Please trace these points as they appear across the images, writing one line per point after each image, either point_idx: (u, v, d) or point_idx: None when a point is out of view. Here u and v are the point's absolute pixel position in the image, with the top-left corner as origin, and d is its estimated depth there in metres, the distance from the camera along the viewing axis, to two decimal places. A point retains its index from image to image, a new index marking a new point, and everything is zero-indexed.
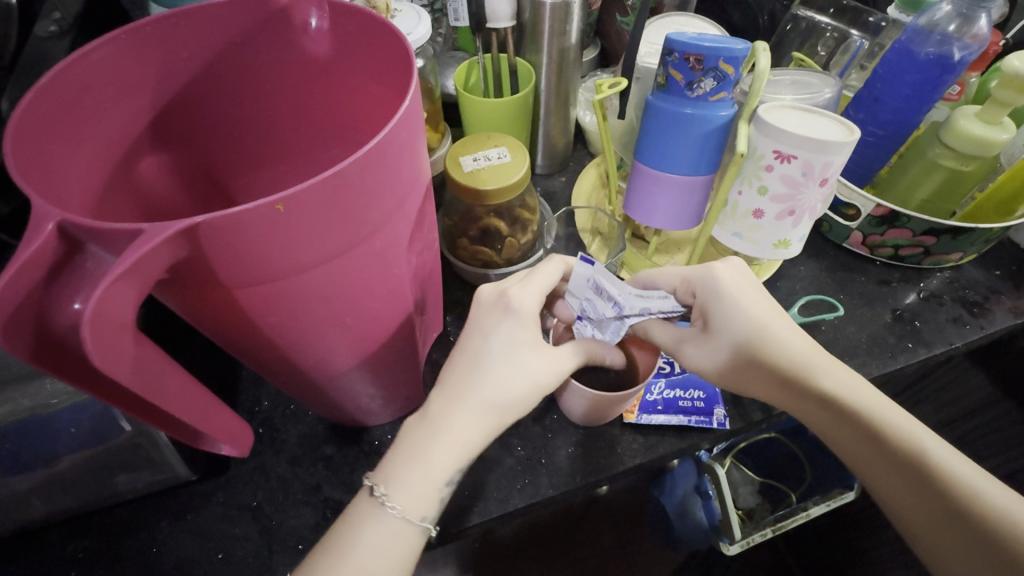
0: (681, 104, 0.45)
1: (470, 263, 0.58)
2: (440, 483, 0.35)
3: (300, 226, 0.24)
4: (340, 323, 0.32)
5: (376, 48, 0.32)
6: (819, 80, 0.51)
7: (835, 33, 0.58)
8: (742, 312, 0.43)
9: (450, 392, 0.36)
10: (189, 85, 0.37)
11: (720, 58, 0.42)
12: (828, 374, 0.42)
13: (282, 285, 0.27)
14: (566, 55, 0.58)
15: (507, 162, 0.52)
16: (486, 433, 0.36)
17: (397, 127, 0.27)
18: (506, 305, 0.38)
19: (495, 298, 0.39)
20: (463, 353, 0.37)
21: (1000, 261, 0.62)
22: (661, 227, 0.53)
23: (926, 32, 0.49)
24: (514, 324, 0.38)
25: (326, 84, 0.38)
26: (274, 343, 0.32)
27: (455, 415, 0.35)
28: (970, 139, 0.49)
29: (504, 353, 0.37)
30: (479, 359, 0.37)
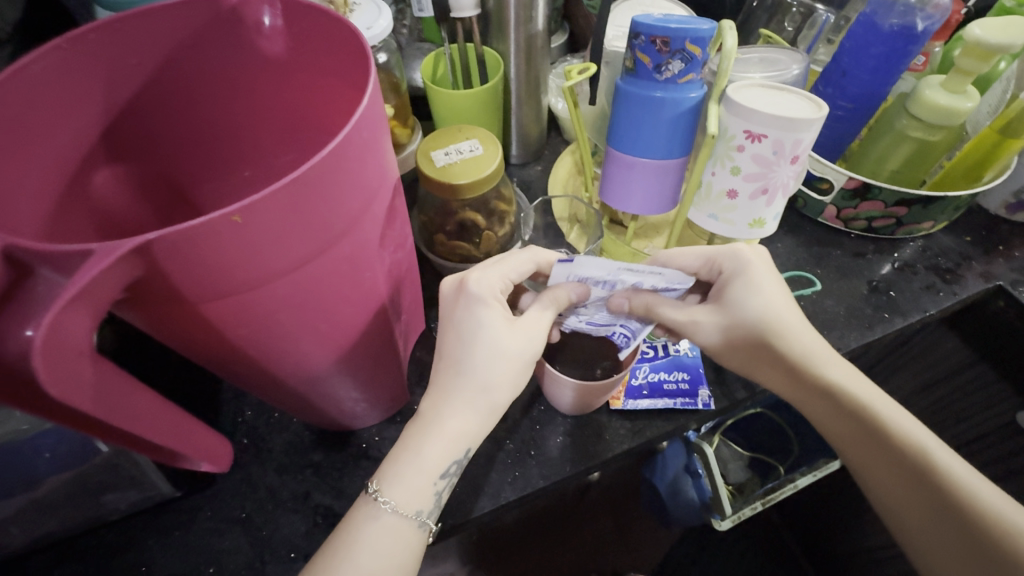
0: (650, 88, 0.45)
1: (449, 259, 0.58)
2: (433, 476, 0.35)
3: (261, 235, 0.23)
4: (316, 331, 0.32)
5: (332, 46, 0.31)
6: (787, 57, 0.51)
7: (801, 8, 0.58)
8: (758, 296, 0.44)
9: (436, 386, 0.37)
10: (143, 91, 0.35)
11: (687, 39, 0.41)
12: (833, 366, 0.43)
13: (249, 298, 0.26)
14: (533, 42, 0.57)
15: (479, 155, 0.51)
16: (476, 423, 0.36)
17: (360, 128, 0.26)
18: (467, 290, 0.38)
19: (456, 288, 0.39)
20: (445, 349, 0.38)
21: (970, 227, 0.63)
22: (637, 213, 0.53)
23: (889, 4, 0.50)
24: (479, 306, 0.38)
25: (287, 85, 0.36)
26: (250, 355, 0.31)
27: (445, 403, 0.36)
28: (937, 108, 0.50)
29: (476, 337, 0.37)
30: (457, 347, 0.37)
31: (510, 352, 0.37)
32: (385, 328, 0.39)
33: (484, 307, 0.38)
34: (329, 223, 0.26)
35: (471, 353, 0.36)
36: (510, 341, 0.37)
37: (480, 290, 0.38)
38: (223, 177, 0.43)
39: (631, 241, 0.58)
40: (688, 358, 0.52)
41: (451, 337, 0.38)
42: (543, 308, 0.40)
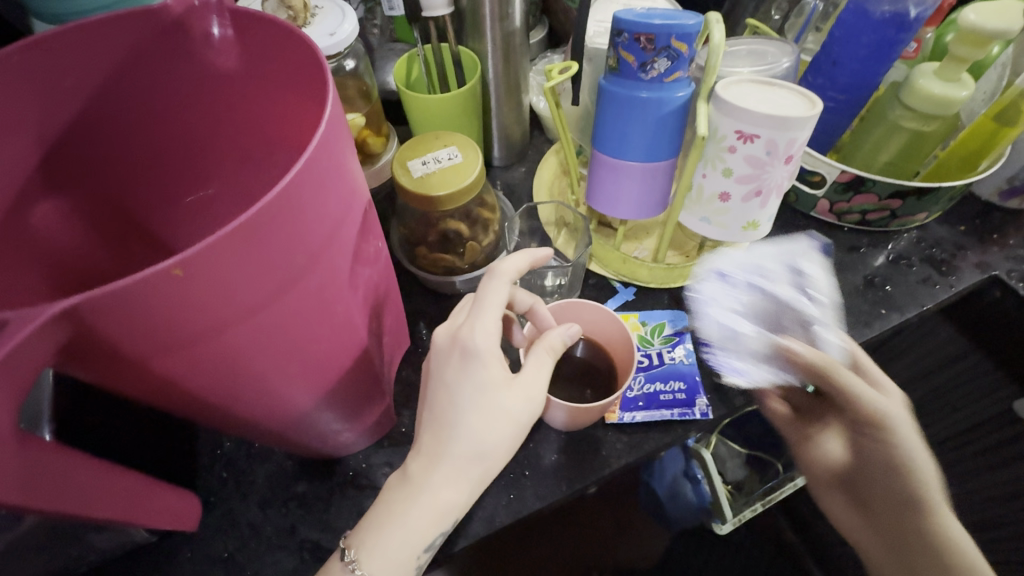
0: (636, 87, 0.42)
1: (432, 271, 0.55)
2: (418, 550, 0.33)
3: (209, 286, 0.21)
4: (286, 374, 0.29)
5: (287, 59, 0.29)
6: (776, 48, 0.49)
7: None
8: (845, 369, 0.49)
9: (425, 451, 0.34)
10: (85, 113, 0.32)
11: (672, 35, 0.39)
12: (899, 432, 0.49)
13: (205, 349, 0.24)
14: (511, 40, 0.55)
15: (458, 163, 0.48)
16: (467, 493, 0.34)
17: (318, 156, 0.23)
18: (464, 346, 0.35)
19: (450, 342, 0.36)
20: (434, 409, 0.35)
21: (963, 216, 0.62)
22: (626, 217, 0.51)
23: None
24: (478, 365, 0.35)
25: (243, 101, 0.33)
26: (215, 403, 0.29)
27: (436, 472, 0.33)
28: (931, 98, 0.48)
29: (474, 400, 0.34)
30: (449, 411, 0.34)
31: (508, 415, 0.34)
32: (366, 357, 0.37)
33: (483, 365, 0.35)
34: (289, 263, 0.24)
35: (465, 418, 0.34)
36: (510, 403, 0.35)
37: (481, 347, 0.35)
38: (184, 198, 0.40)
39: (621, 244, 0.56)
40: (684, 366, 0.51)
41: (442, 398, 0.35)
42: (540, 356, 0.38)
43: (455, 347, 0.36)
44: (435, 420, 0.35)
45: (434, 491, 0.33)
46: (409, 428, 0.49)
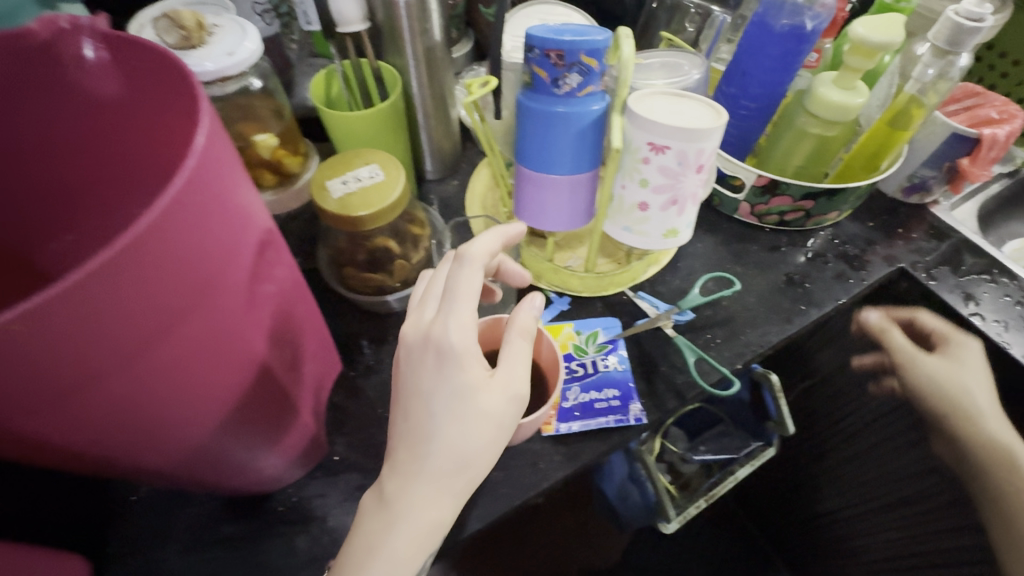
0: (551, 103, 0.43)
1: (362, 291, 0.54)
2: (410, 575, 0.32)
3: (56, 338, 0.20)
4: (182, 413, 0.28)
5: (165, 86, 0.27)
6: (687, 61, 0.51)
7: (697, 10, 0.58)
8: (953, 362, 0.57)
9: (402, 468, 0.33)
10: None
11: (581, 51, 0.39)
12: (989, 419, 0.57)
13: (74, 397, 0.22)
14: (433, 53, 0.54)
15: (380, 181, 0.47)
16: (453, 505, 0.33)
17: (187, 189, 0.22)
18: (438, 345, 0.34)
19: (422, 340, 0.35)
20: (407, 421, 0.34)
21: (871, 212, 0.66)
22: (554, 229, 0.51)
23: (778, 5, 0.50)
24: (454, 363, 0.34)
25: (132, 131, 0.31)
26: (109, 451, 0.27)
27: (415, 486, 0.33)
28: (831, 105, 0.51)
29: (451, 407, 0.33)
30: (423, 422, 0.33)
31: (489, 413, 0.34)
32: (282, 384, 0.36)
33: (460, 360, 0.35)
34: (166, 298, 0.23)
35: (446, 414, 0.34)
36: (489, 395, 0.34)
37: (454, 346, 0.34)
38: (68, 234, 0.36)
39: (552, 256, 0.57)
40: (617, 373, 0.51)
41: (421, 399, 0.34)
42: (513, 342, 0.37)
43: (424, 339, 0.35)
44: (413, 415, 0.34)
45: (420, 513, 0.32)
46: (341, 457, 0.48)
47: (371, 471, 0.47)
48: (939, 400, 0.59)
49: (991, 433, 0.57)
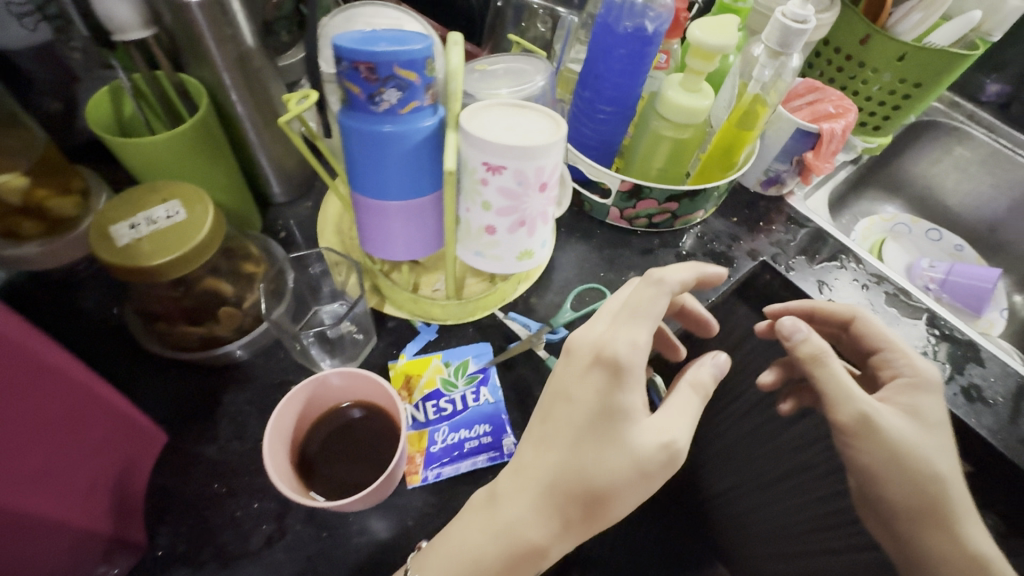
0: (373, 122, 0.37)
1: (186, 346, 0.46)
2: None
3: None
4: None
5: None
6: (531, 66, 0.47)
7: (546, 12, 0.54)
8: (913, 416, 0.42)
9: (537, 468, 0.36)
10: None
11: (395, 63, 0.35)
12: (966, 518, 0.41)
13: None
14: (250, 60, 0.46)
15: (180, 221, 0.40)
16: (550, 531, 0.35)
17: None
18: (608, 359, 0.36)
19: (591, 355, 0.37)
20: (555, 424, 0.37)
21: (736, 207, 0.68)
22: (406, 257, 0.47)
23: (619, 7, 0.48)
24: (629, 385, 0.36)
25: None
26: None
27: (512, 526, 0.35)
28: (680, 109, 0.50)
29: (609, 435, 0.35)
30: (597, 436, 0.36)
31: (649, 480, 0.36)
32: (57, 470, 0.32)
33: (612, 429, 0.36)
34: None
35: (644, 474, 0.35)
36: (643, 452, 0.35)
37: (625, 364, 0.36)
38: None
39: (414, 284, 0.52)
40: (488, 406, 0.48)
41: (616, 438, 0.35)
42: (685, 391, 0.39)
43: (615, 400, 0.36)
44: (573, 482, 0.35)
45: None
46: (166, 550, 0.40)
47: (204, 564, 0.40)
48: (907, 499, 0.41)
49: (939, 542, 0.41)
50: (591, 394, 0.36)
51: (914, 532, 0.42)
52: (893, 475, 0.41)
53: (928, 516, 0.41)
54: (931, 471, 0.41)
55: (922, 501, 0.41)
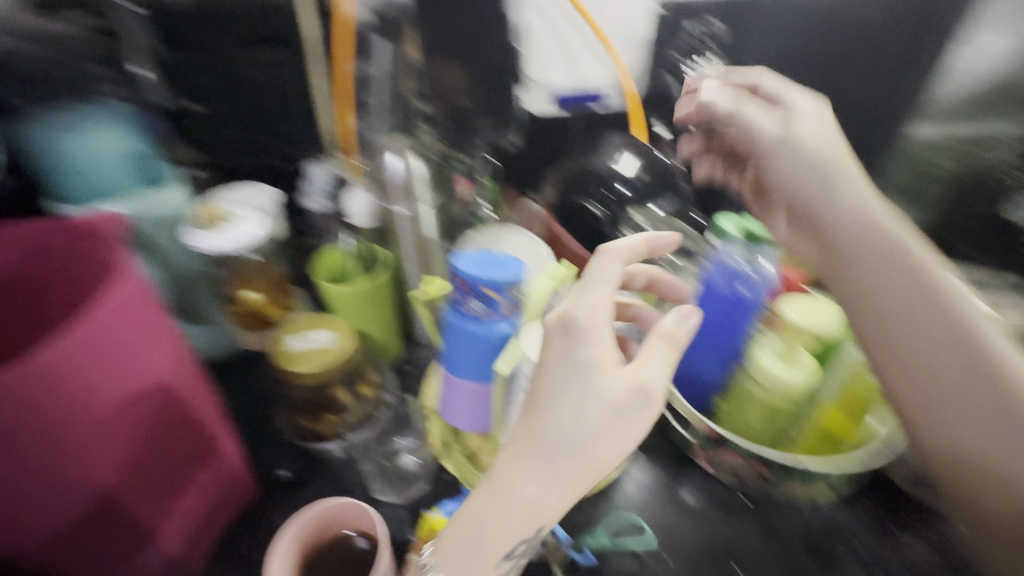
0: (459, 318, 0.48)
1: (300, 433, 0.61)
2: (498, 560, 0.38)
3: None
4: (53, 503, 0.38)
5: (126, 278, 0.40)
6: (621, 299, 0.54)
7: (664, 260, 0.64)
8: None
9: (522, 445, 0.37)
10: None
11: (482, 283, 0.46)
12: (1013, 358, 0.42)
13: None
14: (425, 249, 0.64)
15: (327, 346, 0.56)
16: (550, 502, 0.37)
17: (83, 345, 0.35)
18: (566, 323, 0.39)
19: (558, 322, 0.40)
20: (530, 432, 0.37)
21: (862, 498, 0.57)
22: (465, 428, 0.54)
23: (722, 271, 0.52)
24: (581, 345, 0.38)
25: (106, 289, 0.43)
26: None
27: (489, 528, 0.37)
28: (772, 375, 0.49)
29: (566, 384, 0.37)
30: (570, 405, 0.37)
31: (626, 422, 0.37)
32: (170, 486, 0.46)
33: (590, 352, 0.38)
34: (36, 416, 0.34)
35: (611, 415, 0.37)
36: (612, 395, 0.36)
37: (582, 324, 0.39)
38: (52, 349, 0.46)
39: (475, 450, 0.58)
40: None
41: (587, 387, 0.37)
42: (655, 344, 0.39)
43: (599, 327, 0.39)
44: (573, 420, 0.37)
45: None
46: None
47: None
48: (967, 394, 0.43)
49: (987, 505, 0.43)
50: (566, 400, 0.37)
51: (991, 477, 0.42)
52: (892, 286, 0.46)
53: (987, 408, 0.42)
54: (969, 328, 0.43)
55: (971, 360, 0.43)
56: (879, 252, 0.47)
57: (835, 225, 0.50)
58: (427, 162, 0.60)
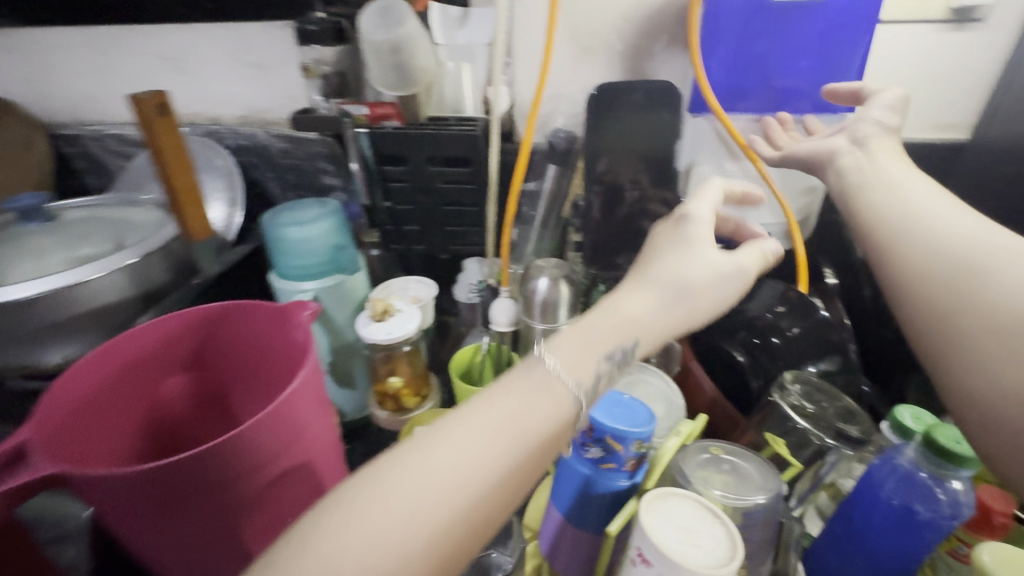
0: (576, 459, 0.48)
1: None
2: (599, 355, 0.39)
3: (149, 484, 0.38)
4: (210, 546, 0.44)
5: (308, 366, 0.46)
6: (758, 476, 0.49)
7: (812, 438, 0.52)
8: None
9: (613, 312, 0.41)
10: (200, 349, 0.55)
11: (609, 432, 0.45)
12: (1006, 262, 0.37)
13: (144, 517, 0.40)
14: None
15: None
16: (658, 312, 0.42)
17: (254, 431, 0.41)
18: (681, 215, 0.48)
19: (672, 218, 0.48)
20: (613, 295, 0.43)
21: None
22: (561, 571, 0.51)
23: (889, 477, 0.44)
24: (693, 228, 0.46)
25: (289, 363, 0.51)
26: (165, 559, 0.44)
27: (513, 416, 0.35)
28: None
29: (678, 247, 0.44)
30: (672, 236, 0.46)
31: (724, 285, 0.43)
32: None
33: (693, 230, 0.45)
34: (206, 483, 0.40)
35: (663, 296, 0.42)
36: (715, 261, 0.43)
37: (693, 221, 0.46)
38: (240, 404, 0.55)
39: None
40: None
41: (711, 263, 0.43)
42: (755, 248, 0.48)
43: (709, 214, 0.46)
44: (646, 281, 0.43)
45: (388, 499, 0.32)
46: None
47: None
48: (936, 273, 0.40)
49: (975, 368, 0.35)
50: (650, 299, 0.42)
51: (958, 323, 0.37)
52: (896, 225, 0.46)
53: (1007, 345, 0.34)
54: (970, 249, 0.40)
55: (949, 272, 0.40)
56: (922, 228, 0.44)
57: (866, 207, 0.49)
58: (572, 286, 0.62)
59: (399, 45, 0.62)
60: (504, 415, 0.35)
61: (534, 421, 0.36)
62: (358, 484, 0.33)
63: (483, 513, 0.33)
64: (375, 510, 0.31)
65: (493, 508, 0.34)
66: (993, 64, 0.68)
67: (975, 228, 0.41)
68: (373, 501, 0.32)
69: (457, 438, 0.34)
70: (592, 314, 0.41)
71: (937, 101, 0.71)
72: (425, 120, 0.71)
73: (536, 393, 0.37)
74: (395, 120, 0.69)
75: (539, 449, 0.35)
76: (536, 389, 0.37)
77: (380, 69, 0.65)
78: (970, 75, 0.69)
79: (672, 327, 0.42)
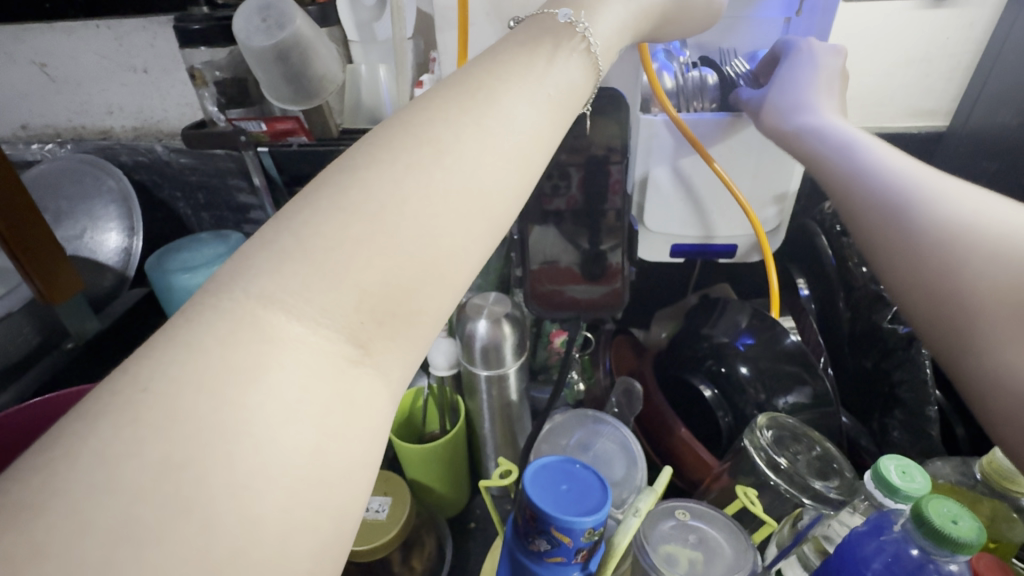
0: (522, 550, 0.41)
1: None
2: (557, 62, 0.32)
3: None
4: None
5: None
6: (730, 549, 0.42)
7: (787, 494, 0.47)
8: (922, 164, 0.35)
9: (548, 32, 0.33)
10: None
11: (554, 523, 0.38)
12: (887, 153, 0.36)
13: None
14: (507, 407, 0.58)
15: (382, 518, 0.52)
16: (583, 75, 0.33)
17: None
18: None
19: None
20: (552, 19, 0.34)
21: None
22: None
23: (877, 555, 0.38)
24: None
25: None
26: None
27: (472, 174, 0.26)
28: None
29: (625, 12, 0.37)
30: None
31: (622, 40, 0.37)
32: None
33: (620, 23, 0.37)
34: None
35: (538, 95, 0.30)
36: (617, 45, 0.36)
37: None
38: None
39: None
40: None
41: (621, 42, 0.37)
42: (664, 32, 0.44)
43: (585, 28, 0.34)
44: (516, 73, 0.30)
45: (197, 377, 0.19)
46: None
47: None
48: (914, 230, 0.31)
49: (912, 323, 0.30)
50: (604, 37, 0.35)
51: (941, 289, 0.28)
52: (840, 170, 0.38)
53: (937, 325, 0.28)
54: (915, 199, 0.31)
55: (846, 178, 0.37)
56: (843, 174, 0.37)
57: (822, 171, 0.40)
58: (516, 324, 0.54)
59: (285, 51, 0.52)
60: (364, 203, 0.23)
61: (428, 204, 0.24)
62: (138, 364, 0.19)
63: (367, 336, 0.23)
64: (180, 395, 0.18)
65: (382, 325, 0.23)
66: (974, 45, 0.61)
67: (952, 190, 0.31)
68: (161, 379, 0.18)
69: (289, 265, 0.21)
70: (426, 122, 0.27)
71: (913, 89, 0.65)
72: (337, 133, 0.61)
73: (422, 160, 0.25)
74: (302, 135, 0.59)
75: (508, 167, 0.28)
76: (419, 160, 0.25)
77: (269, 80, 0.55)
78: (948, 58, 0.62)
79: (552, 134, 0.30)
